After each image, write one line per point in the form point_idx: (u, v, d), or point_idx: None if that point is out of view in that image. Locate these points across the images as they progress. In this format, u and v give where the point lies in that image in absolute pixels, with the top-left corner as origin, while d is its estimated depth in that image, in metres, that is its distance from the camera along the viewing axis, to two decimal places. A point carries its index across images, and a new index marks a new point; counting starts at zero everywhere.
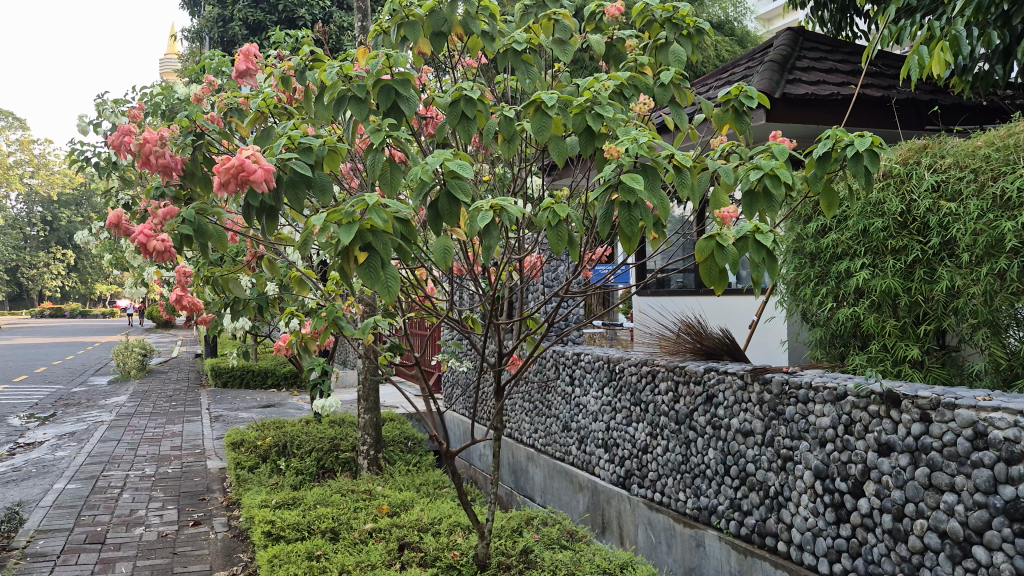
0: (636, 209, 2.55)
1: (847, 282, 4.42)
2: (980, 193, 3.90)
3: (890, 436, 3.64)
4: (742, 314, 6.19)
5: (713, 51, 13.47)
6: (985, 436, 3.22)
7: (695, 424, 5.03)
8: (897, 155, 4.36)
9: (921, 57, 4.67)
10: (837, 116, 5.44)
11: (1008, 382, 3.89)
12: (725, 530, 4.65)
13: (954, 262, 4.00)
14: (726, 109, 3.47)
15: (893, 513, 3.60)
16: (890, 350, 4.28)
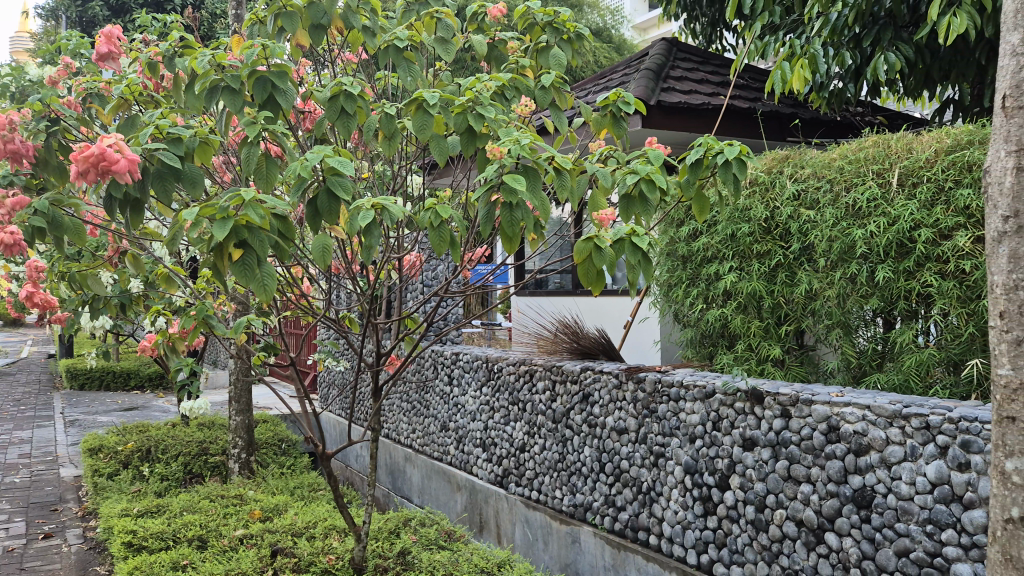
0: (518, 210, 2.57)
1: (716, 285, 4.64)
2: (835, 202, 4.14)
3: (753, 431, 3.83)
4: (617, 314, 6.36)
5: (592, 58, 13.81)
6: (838, 430, 3.43)
7: (571, 423, 5.13)
8: (761, 165, 4.58)
9: (784, 72, 5.01)
10: (707, 125, 5.67)
11: (858, 379, 4.16)
12: (599, 526, 4.77)
13: (812, 266, 4.26)
14: (604, 114, 3.54)
15: (755, 505, 3.79)
16: (754, 350, 4.51)
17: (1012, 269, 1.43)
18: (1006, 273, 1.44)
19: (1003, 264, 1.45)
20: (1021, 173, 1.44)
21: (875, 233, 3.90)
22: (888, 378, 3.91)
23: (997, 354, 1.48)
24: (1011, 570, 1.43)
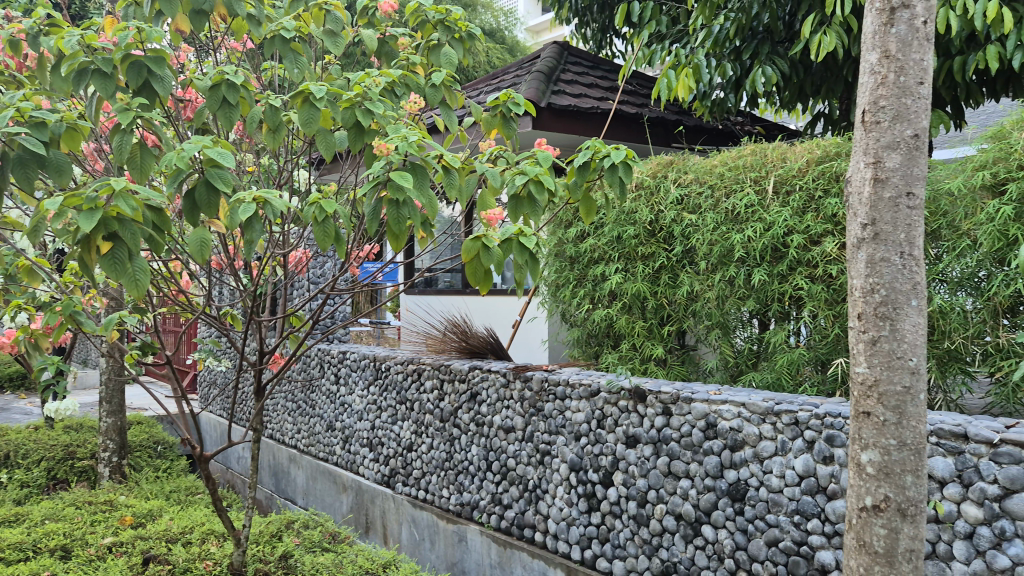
0: (405, 208, 2.55)
1: (603, 286, 4.74)
2: (715, 208, 4.30)
3: (636, 429, 3.93)
4: (506, 314, 6.41)
5: (485, 57, 13.87)
6: (715, 427, 3.57)
7: (459, 422, 5.13)
8: (647, 169, 4.71)
9: (669, 81, 5.16)
10: (596, 129, 5.79)
11: (734, 378, 4.34)
12: (485, 524, 4.79)
13: (693, 269, 4.42)
14: (495, 114, 3.55)
15: (637, 500, 3.90)
16: (638, 349, 4.64)
17: (869, 273, 1.52)
18: (865, 277, 1.53)
19: (861, 269, 1.54)
20: (877, 184, 1.53)
21: (751, 238, 4.07)
22: (762, 377, 4.10)
23: (856, 353, 1.56)
24: (864, 556, 1.52)
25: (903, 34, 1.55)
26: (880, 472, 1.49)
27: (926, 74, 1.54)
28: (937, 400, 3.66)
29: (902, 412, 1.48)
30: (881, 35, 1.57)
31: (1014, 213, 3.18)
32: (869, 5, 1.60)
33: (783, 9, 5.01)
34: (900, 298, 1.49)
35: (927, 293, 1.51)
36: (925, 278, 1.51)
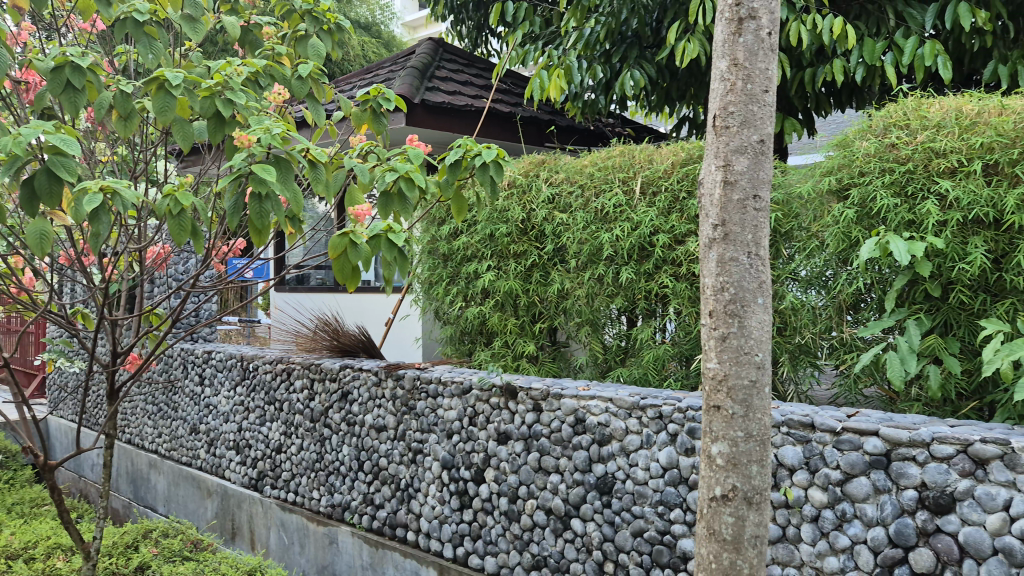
0: (268, 202, 2.47)
1: (475, 283, 4.77)
2: (585, 207, 4.39)
3: (507, 425, 3.97)
4: (379, 311, 6.33)
5: (360, 50, 13.65)
6: (583, 422, 3.64)
7: (329, 422, 5.02)
8: (519, 168, 4.75)
9: (542, 81, 5.21)
10: (470, 127, 5.80)
11: (603, 373, 4.45)
12: (357, 526, 4.72)
13: (564, 267, 4.51)
14: (364, 109, 3.50)
15: (508, 496, 3.93)
16: (510, 346, 4.70)
17: (719, 272, 1.58)
18: (715, 276, 1.59)
19: (712, 268, 1.60)
20: (727, 187, 1.59)
21: (619, 237, 4.18)
22: (629, 372, 4.23)
23: (707, 349, 1.62)
24: (713, 544, 1.58)
25: (750, 43, 1.62)
26: (729, 463, 1.56)
27: (771, 82, 1.62)
28: (789, 392, 3.89)
29: (749, 405, 1.55)
30: (730, 43, 1.63)
31: (856, 217, 3.39)
32: (719, 15, 1.67)
33: (650, 16, 5.17)
34: (748, 296, 1.56)
35: (772, 292, 1.59)
36: (770, 277, 1.59)
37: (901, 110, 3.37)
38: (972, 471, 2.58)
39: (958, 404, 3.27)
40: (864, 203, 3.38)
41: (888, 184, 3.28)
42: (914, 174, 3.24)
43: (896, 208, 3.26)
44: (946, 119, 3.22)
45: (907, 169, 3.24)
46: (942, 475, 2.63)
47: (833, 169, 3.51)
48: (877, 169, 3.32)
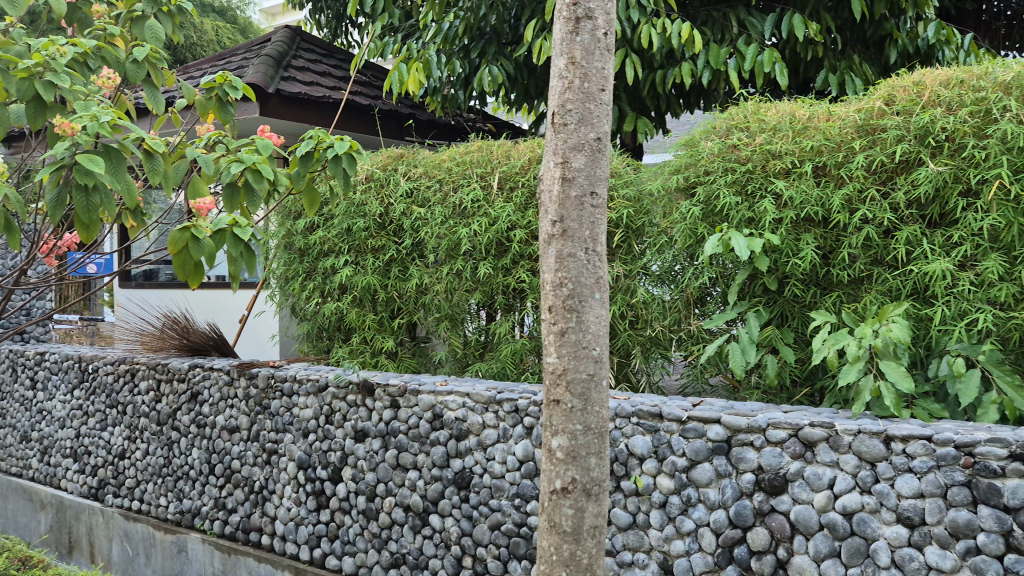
0: (94, 194, 2.33)
1: (333, 278, 4.67)
2: (443, 202, 4.37)
3: (365, 423, 3.90)
4: (231, 308, 6.08)
5: (213, 35, 13.06)
6: (441, 417, 3.64)
7: (177, 425, 4.78)
8: (377, 162, 4.67)
9: (401, 74, 5.15)
10: (327, 118, 5.66)
11: (462, 368, 4.46)
12: (208, 532, 4.52)
13: (422, 262, 4.48)
14: (209, 97, 3.34)
15: (366, 495, 3.87)
16: (368, 342, 4.64)
17: (558, 268, 1.61)
18: (554, 271, 1.61)
19: (551, 264, 1.62)
20: (565, 183, 1.62)
21: (477, 232, 4.19)
22: (488, 367, 4.25)
23: (547, 344, 1.64)
24: (554, 536, 1.62)
25: (587, 42, 1.66)
26: (568, 455, 1.59)
27: (607, 81, 1.66)
28: (640, 382, 4.03)
29: (587, 398, 1.59)
30: (567, 42, 1.66)
31: (701, 214, 3.53)
32: (557, 13, 1.69)
33: (508, 12, 5.21)
34: (585, 291, 1.60)
35: (609, 287, 1.64)
36: (607, 273, 1.63)
37: (741, 113, 3.54)
38: (802, 453, 2.75)
39: (793, 390, 3.49)
40: (709, 201, 3.53)
41: (730, 182, 3.44)
42: (753, 174, 3.42)
43: (737, 206, 3.43)
44: (782, 122, 3.41)
45: (746, 169, 3.41)
46: (776, 458, 2.79)
47: (680, 168, 3.65)
48: (721, 169, 3.48)
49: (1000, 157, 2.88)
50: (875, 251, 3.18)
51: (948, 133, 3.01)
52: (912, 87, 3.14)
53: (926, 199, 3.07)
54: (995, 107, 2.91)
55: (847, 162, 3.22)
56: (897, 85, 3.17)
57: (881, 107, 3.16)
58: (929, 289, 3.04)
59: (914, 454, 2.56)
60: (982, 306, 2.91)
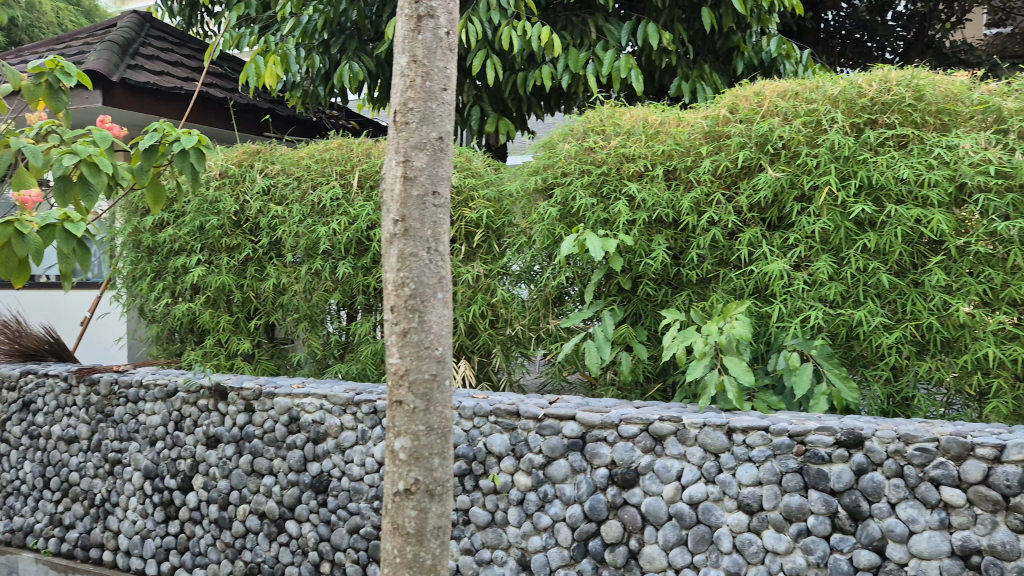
0: None
1: (184, 278, 4.46)
2: (301, 200, 4.25)
3: (217, 428, 3.75)
4: (72, 309, 5.69)
5: (54, 19, 12.22)
6: (297, 421, 3.54)
7: (7, 437, 4.43)
8: (231, 157, 4.49)
9: (258, 67, 5.05)
10: (178, 111, 5.40)
11: (322, 370, 4.36)
12: (42, 550, 4.22)
13: (280, 261, 4.34)
14: (38, 83, 3.12)
15: (218, 503, 3.71)
16: (223, 345, 4.47)
17: (400, 268, 1.62)
18: (396, 271, 1.63)
19: (393, 264, 1.63)
20: (407, 182, 1.64)
21: (336, 231, 4.11)
22: (348, 368, 4.18)
23: (389, 345, 1.65)
24: (398, 538, 1.63)
25: (428, 41, 1.67)
26: (411, 457, 1.61)
27: (449, 80, 1.68)
28: (501, 381, 4.07)
29: (430, 398, 1.61)
30: (410, 40, 1.67)
31: (559, 215, 3.60)
32: (400, 11, 1.69)
33: (370, 9, 5.14)
34: (427, 291, 1.62)
35: (452, 286, 1.67)
36: (450, 274, 1.66)
37: (597, 117, 3.63)
38: (652, 447, 2.85)
39: (646, 386, 3.62)
40: (566, 202, 3.61)
41: (586, 184, 3.53)
42: (608, 176, 3.51)
43: (592, 207, 3.52)
44: (635, 127, 3.52)
45: (602, 171, 3.50)
46: (628, 452, 2.88)
47: (539, 169, 3.72)
48: (578, 171, 3.56)
49: (830, 165, 3.07)
50: (721, 252, 3.33)
51: (785, 141, 3.19)
52: (753, 97, 3.31)
53: (766, 203, 3.25)
54: (825, 118, 3.11)
55: (695, 166, 3.36)
56: (739, 93, 3.37)
57: (725, 115, 3.34)
58: (769, 288, 3.21)
59: (753, 444, 2.70)
60: (814, 304, 3.09)
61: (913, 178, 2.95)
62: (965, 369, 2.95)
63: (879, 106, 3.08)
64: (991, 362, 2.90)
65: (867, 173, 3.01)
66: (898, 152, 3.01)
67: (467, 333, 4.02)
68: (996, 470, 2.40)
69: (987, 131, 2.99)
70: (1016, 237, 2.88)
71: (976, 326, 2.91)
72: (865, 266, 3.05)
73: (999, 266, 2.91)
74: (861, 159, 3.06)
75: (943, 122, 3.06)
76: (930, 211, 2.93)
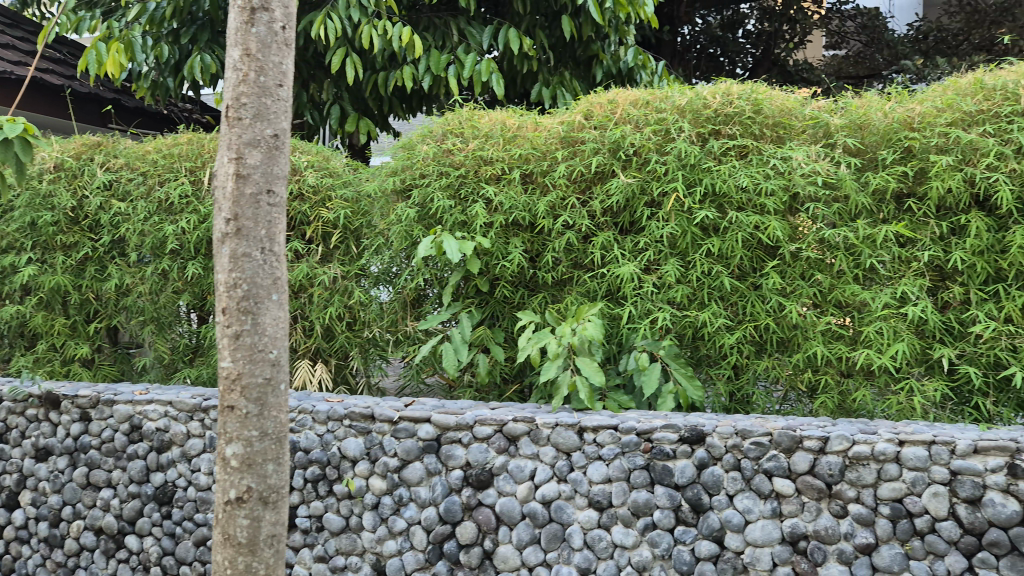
0: None
1: (14, 278, 4.13)
2: (147, 196, 4.02)
3: (48, 440, 3.50)
4: None
5: None
6: (139, 429, 3.35)
7: None
8: (68, 149, 4.19)
9: (100, 54, 4.71)
10: (9, 97, 5.03)
11: (169, 375, 4.15)
12: None
13: (123, 260, 4.10)
14: None
15: (49, 520, 3.46)
16: (58, 350, 4.17)
17: (233, 268, 1.75)
18: (229, 271, 1.75)
19: (225, 263, 1.75)
20: (240, 179, 1.75)
21: (185, 229, 3.92)
22: (198, 373, 4.00)
23: (222, 348, 1.78)
24: (229, 550, 1.79)
25: (262, 35, 1.78)
26: (244, 464, 1.76)
27: (284, 76, 1.80)
28: (359, 384, 4.01)
29: (264, 402, 1.76)
30: (243, 33, 1.77)
31: (418, 216, 3.59)
32: (233, 3, 1.79)
33: None
34: (262, 292, 1.76)
35: (287, 287, 1.81)
36: (284, 273, 1.80)
37: (457, 119, 3.63)
38: (506, 447, 2.89)
39: (504, 387, 3.65)
40: (425, 203, 3.60)
41: (444, 186, 3.53)
42: (466, 179, 3.53)
43: (450, 209, 3.53)
44: (494, 130, 3.55)
45: (460, 174, 3.51)
46: (482, 453, 2.90)
47: (398, 170, 3.69)
48: (436, 172, 3.56)
49: (677, 172, 3.20)
50: (576, 255, 3.40)
51: (636, 148, 3.30)
52: (607, 105, 3.41)
53: (618, 207, 3.36)
54: (673, 127, 3.23)
55: (551, 171, 3.43)
56: (594, 100, 3.45)
57: (580, 121, 3.41)
58: (620, 290, 3.30)
59: (603, 442, 2.78)
60: (662, 306, 3.20)
61: (752, 187, 3.12)
62: (798, 367, 3.12)
63: (722, 117, 3.24)
64: (820, 360, 3.07)
65: (711, 181, 3.15)
66: (739, 162, 3.18)
67: (324, 335, 3.95)
68: (822, 461, 2.57)
69: (817, 144, 3.21)
70: (841, 243, 3.07)
71: (807, 327, 3.09)
72: (709, 270, 3.19)
73: (827, 270, 3.10)
74: (705, 167, 3.20)
75: (779, 135, 3.26)
76: (767, 218, 3.10)
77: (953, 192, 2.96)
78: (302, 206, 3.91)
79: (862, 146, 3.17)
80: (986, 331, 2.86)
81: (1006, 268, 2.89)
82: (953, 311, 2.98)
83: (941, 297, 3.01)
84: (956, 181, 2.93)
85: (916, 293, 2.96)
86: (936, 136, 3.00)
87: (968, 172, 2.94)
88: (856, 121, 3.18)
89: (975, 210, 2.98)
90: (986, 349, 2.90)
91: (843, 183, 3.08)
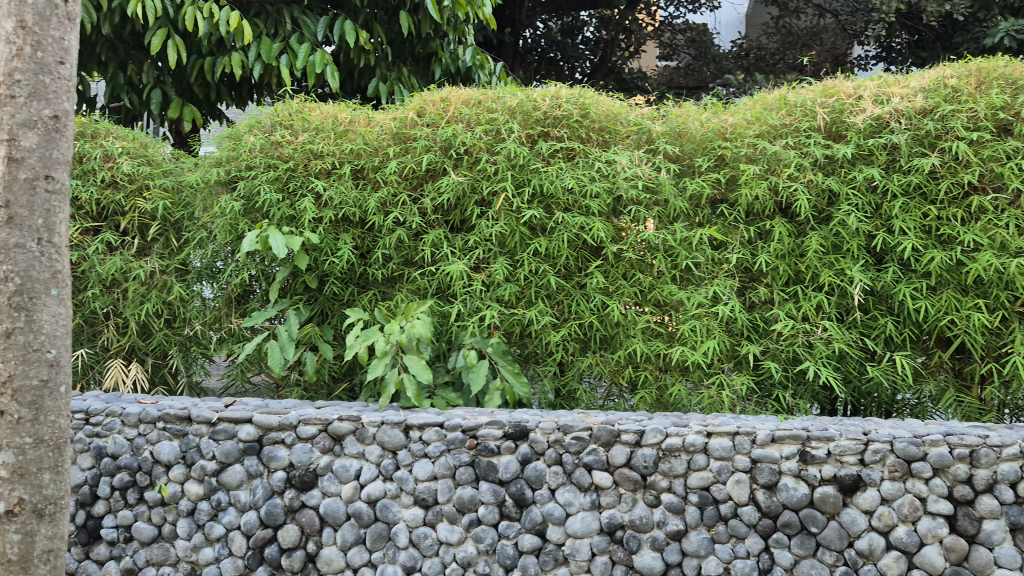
0: None
1: None
2: None
3: None
4: None
5: None
6: None
7: None
8: None
9: None
10: None
11: None
12: None
13: None
14: None
15: None
16: None
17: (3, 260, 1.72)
18: None
19: None
20: (13, 164, 1.73)
21: None
22: None
23: None
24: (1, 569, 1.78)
25: (38, 8, 1.76)
26: (15, 474, 1.76)
27: (65, 54, 1.80)
28: (179, 384, 3.80)
29: (38, 407, 1.77)
30: (17, 4, 1.75)
31: (242, 210, 3.45)
32: None
33: None
34: (38, 288, 1.76)
35: (66, 282, 1.81)
36: (65, 267, 1.80)
37: (286, 110, 3.53)
38: (330, 447, 2.83)
39: (333, 386, 3.57)
40: (250, 196, 3.46)
41: (271, 179, 3.41)
42: (295, 173, 3.43)
43: (277, 203, 3.41)
44: (325, 123, 3.47)
45: (288, 167, 3.41)
46: (306, 454, 2.82)
47: (222, 161, 3.53)
48: (263, 164, 3.43)
49: (507, 172, 3.25)
50: (406, 252, 3.39)
51: (467, 147, 3.33)
52: (440, 103, 3.41)
53: (449, 205, 3.37)
54: (503, 128, 3.29)
55: (382, 167, 3.39)
56: (427, 97, 3.45)
57: (412, 118, 3.40)
58: (450, 288, 3.32)
59: (429, 440, 2.78)
60: (490, 304, 3.25)
61: (578, 189, 3.22)
62: (619, 363, 3.25)
63: (551, 120, 3.32)
64: (639, 357, 3.20)
65: (539, 181, 3.22)
66: (566, 164, 3.27)
67: (140, 334, 3.72)
68: (637, 453, 2.68)
69: (640, 149, 3.36)
70: (660, 244, 3.22)
71: (629, 324, 3.22)
72: (536, 269, 3.26)
73: (648, 271, 3.24)
74: (534, 168, 3.27)
75: (604, 139, 3.37)
76: (592, 220, 3.20)
77: (759, 199, 3.17)
78: (115, 195, 3.66)
79: (680, 152, 3.35)
80: (785, 328, 3.06)
81: (803, 270, 3.13)
82: (758, 310, 3.18)
83: (749, 297, 3.20)
84: (762, 188, 3.13)
85: (727, 293, 3.14)
86: (745, 146, 3.21)
87: (772, 181, 3.15)
88: (675, 129, 3.37)
89: (779, 216, 3.20)
90: (786, 345, 3.10)
91: (663, 188, 3.24)
